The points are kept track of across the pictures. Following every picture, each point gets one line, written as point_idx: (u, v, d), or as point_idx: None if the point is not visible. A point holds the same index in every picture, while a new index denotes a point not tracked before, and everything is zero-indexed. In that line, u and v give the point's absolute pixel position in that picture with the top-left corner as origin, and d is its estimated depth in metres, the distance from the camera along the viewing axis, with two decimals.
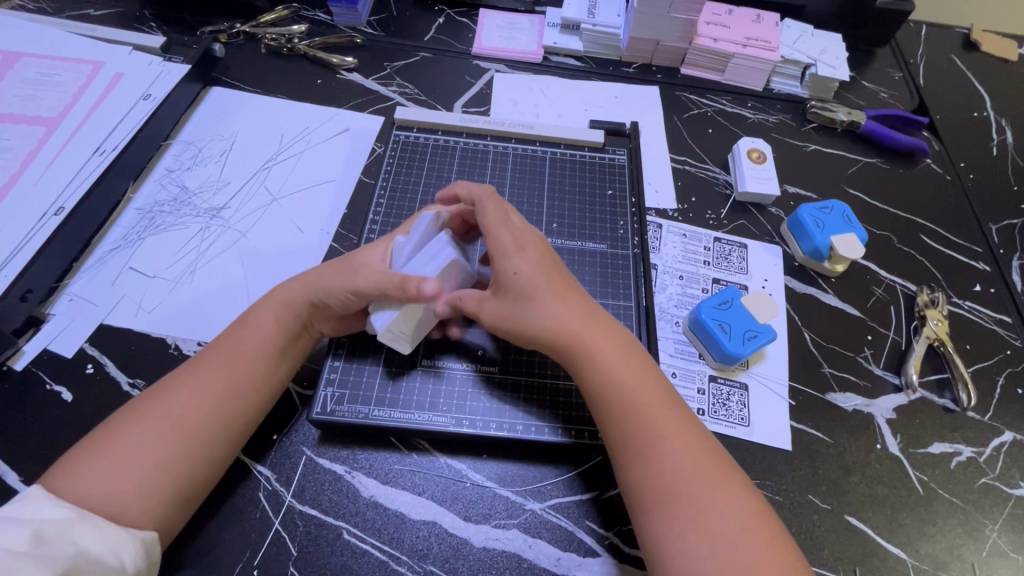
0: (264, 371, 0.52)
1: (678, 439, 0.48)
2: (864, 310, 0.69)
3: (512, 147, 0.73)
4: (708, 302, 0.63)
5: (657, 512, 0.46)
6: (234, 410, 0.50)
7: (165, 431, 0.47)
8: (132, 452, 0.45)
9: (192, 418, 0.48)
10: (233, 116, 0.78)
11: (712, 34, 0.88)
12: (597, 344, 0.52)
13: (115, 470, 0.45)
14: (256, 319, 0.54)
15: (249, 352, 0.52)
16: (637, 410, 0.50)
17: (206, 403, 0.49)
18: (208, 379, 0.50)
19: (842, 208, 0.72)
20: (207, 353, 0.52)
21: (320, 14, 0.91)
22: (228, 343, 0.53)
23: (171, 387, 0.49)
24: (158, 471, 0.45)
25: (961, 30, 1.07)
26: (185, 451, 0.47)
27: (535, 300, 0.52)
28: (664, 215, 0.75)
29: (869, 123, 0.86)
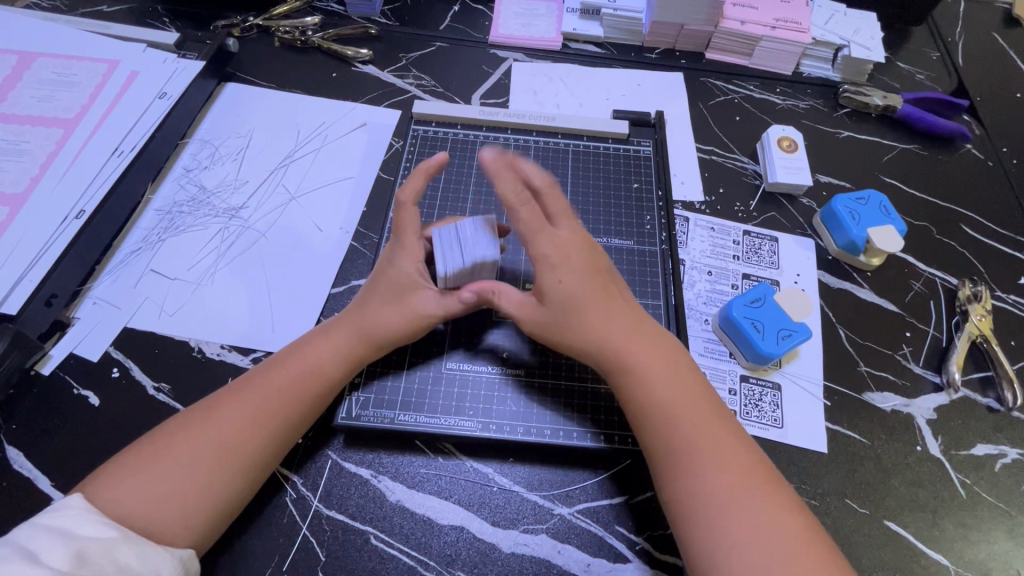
0: (314, 402, 0.51)
1: (716, 445, 0.47)
2: (902, 305, 0.67)
3: (533, 141, 0.71)
4: (739, 299, 0.61)
5: (690, 518, 0.45)
6: (281, 439, 0.49)
7: (214, 458, 0.46)
8: (179, 474, 0.45)
9: (240, 445, 0.47)
10: (249, 113, 0.77)
11: (739, 17, 0.84)
12: (630, 355, 0.51)
13: (162, 491, 0.44)
14: (311, 344, 0.53)
15: (302, 381, 0.51)
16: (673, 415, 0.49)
17: (255, 431, 0.48)
18: (259, 406, 0.49)
19: (879, 198, 0.69)
20: (258, 375, 0.51)
21: (333, 4, 0.89)
22: (280, 367, 0.51)
23: (221, 408, 0.49)
24: (203, 496, 0.45)
25: (1003, 5, 1.01)
26: (231, 479, 0.47)
27: (571, 315, 0.51)
28: (691, 208, 0.72)
29: (905, 107, 0.82)
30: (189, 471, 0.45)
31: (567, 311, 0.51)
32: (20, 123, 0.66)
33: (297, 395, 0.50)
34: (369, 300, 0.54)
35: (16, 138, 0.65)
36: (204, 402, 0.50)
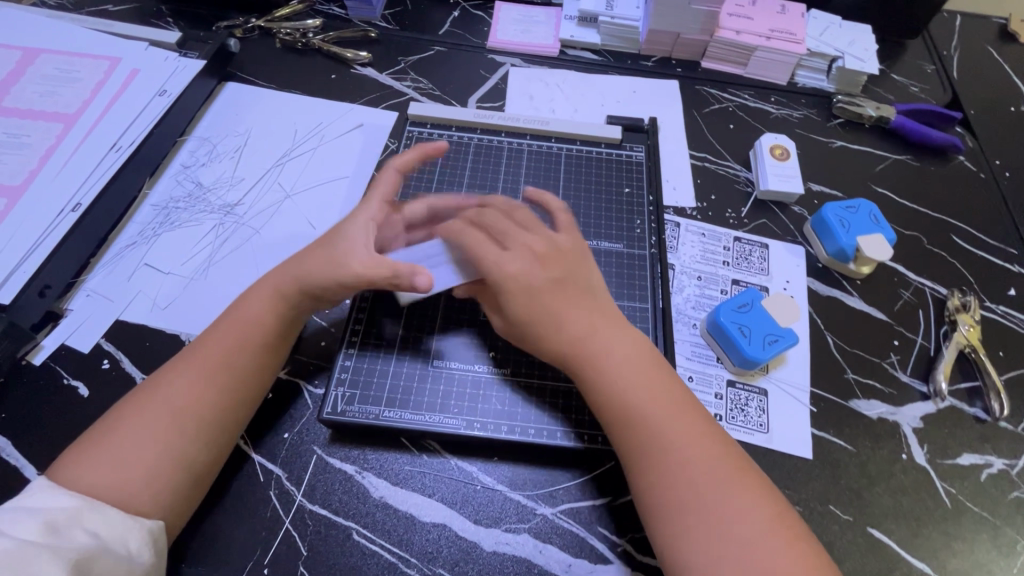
0: (259, 352, 0.51)
1: (655, 394, 0.49)
2: (890, 314, 0.67)
3: (526, 144, 0.72)
4: (727, 304, 0.61)
5: (648, 465, 0.47)
6: (232, 391, 0.50)
7: (170, 417, 0.47)
8: (138, 439, 0.46)
9: (194, 404, 0.48)
10: (248, 112, 0.78)
11: (735, 27, 0.85)
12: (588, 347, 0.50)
13: (124, 457, 0.45)
14: (249, 302, 0.53)
15: (242, 333, 0.51)
16: (609, 370, 0.49)
17: (205, 385, 0.48)
18: (206, 362, 0.49)
19: (869, 207, 0.70)
20: (201, 338, 0.51)
21: (335, 8, 0.91)
22: (220, 324, 0.52)
23: (171, 371, 0.49)
24: (166, 458, 0.46)
25: (998, 21, 1.02)
26: (190, 437, 0.47)
27: (526, 315, 0.51)
28: (682, 213, 0.73)
29: (898, 118, 0.83)
30: (147, 434, 0.46)
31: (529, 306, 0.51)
32: (21, 117, 0.67)
33: (240, 345, 0.51)
34: (301, 253, 0.54)
35: (17, 131, 0.66)
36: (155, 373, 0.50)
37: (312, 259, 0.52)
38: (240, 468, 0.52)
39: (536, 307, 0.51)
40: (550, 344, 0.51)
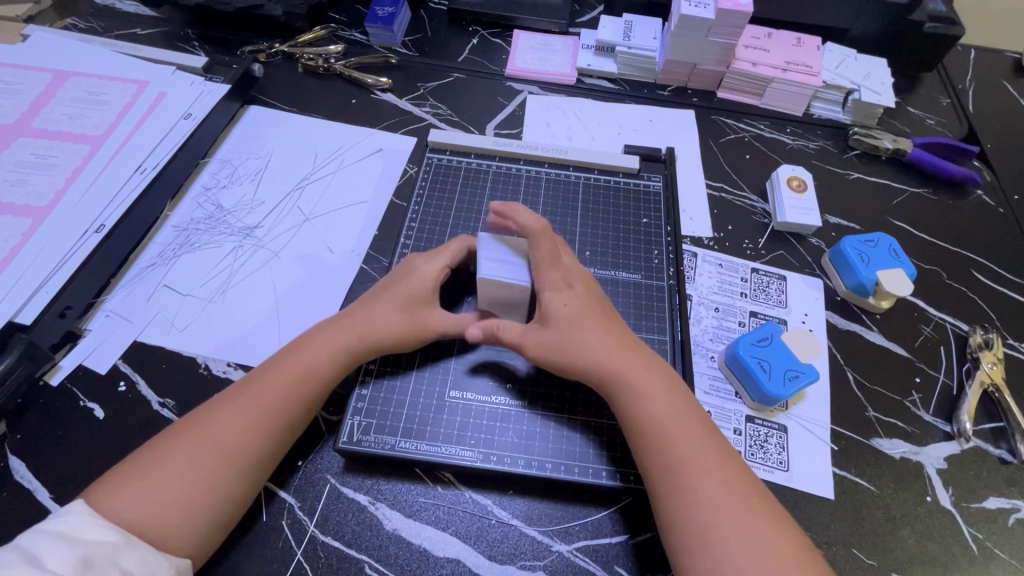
0: (308, 401, 0.51)
1: (690, 429, 0.49)
2: (911, 350, 0.66)
3: (544, 171, 0.72)
4: (746, 338, 0.60)
5: (679, 495, 0.46)
6: (276, 438, 0.49)
7: (211, 459, 0.46)
8: (176, 477, 0.45)
9: (237, 448, 0.47)
10: (270, 135, 0.79)
11: (751, 59, 0.86)
12: (631, 373, 0.51)
13: (161, 494, 0.44)
14: (307, 343, 0.53)
15: (294, 380, 0.51)
16: (652, 405, 0.50)
17: (251, 431, 0.48)
18: (254, 405, 0.49)
19: (888, 241, 0.69)
20: (252, 378, 0.51)
21: (356, 34, 0.93)
22: (272, 366, 0.52)
23: (219, 409, 0.49)
24: (200, 500, 0.45)
25: (1012, 55, 1.03)
26: (231, 478, 0.47)
27: (570, 336, 0.53)
28: (699, 243, 0.73)
29: (915, 152, 0.83)
30: (187, 473, 0.45)
31: (567, 331, 0.53)
32: (50, 138, 0.69)
33: (289, 392, 0.50)
34: (373, 307, 0.55)
35: (45, 152, 0.68)
36: (200, 407, 0.50)
37: (383, 315, 0.54)
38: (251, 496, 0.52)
39: (580, 330, 0.53)
40: (591, 367, 0.52)
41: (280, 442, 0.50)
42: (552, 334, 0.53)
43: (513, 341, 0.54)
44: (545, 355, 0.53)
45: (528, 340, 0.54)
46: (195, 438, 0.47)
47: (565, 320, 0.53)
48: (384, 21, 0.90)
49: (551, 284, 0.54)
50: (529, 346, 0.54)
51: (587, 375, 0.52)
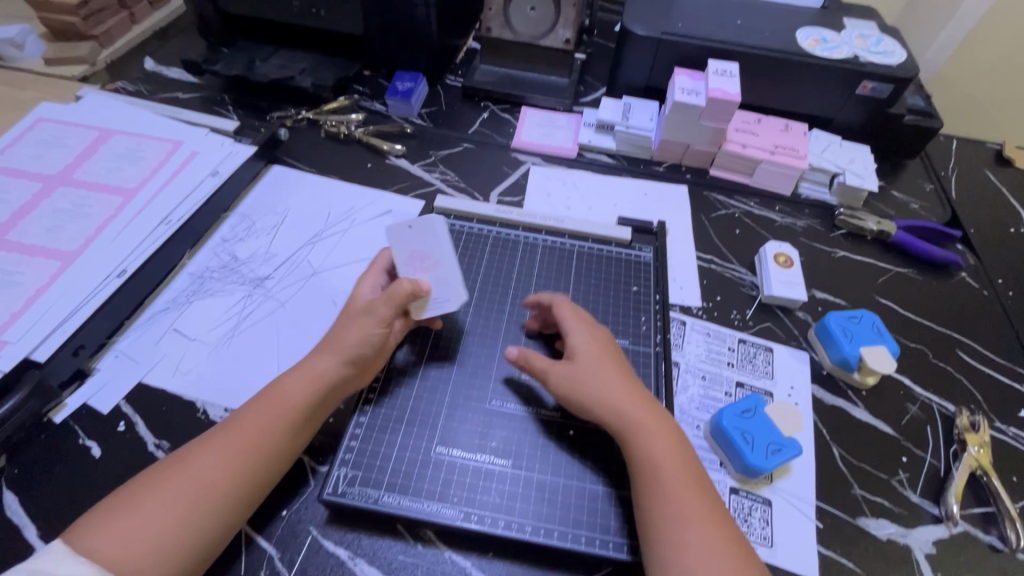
0: (289, 436, 0.53)
1: (681, 471, 0.52)
2: (898, 428, 0.67)
3: (541, 238, 0.76)
4: (730, 408, 0.62)
5: (663, 535, 0.49)
6: (261, 475, 0.51)
7: (194, 496, 0.48)
8: (158, 515, 0.47)
9: (218, 486, 0.49)
10: (289, 194, 0.85)
11: (741, 141, 0.92)
12: (633, 414, 0.55)
13: (141, 532, 0.46)
14: (288, 378, 0.56)
15: (278, 414, 0.53)
16: (644, 445, 0.53)
17: (235, 467, 0.50)
18: (239, 442, 0.51)
19: (871, 318, 0.71)
20: (236, 415, 0.54)
21: (377, 104, 1.02)
22: (258, 401, 0.54)
23: (207, 446, 0.51)
24: (179, 536, 0.47)
25: (993, 146, 1.09)
26: (207, 515, 0.48)
27: (594, 372, 0.57)
28: (688, 312, 0.75)
29: (899, 233, 0.86)
30: (169, 510, 0.47)
31: (593, 366, 0.58)
32: (86, 189, 0.75)
33: (274, 426, 0.53)
34: (340, 333, 0.58)
35: (81, 201, 0.73)
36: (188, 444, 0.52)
37: (358, 330, 0.58)
38: (233, 543, 0.52)
39: (599, 370, 0.58)
40: (605, 402, 0.56)
41: (260, 478, 0.51)
42: (575, 368, 0.58)
43: (540, 369, 0.59)
44: (564, 388, 0.58)
45: (555, 371, 0.58)
46: (177, 476, 0.49)
47: (590, 356, 0.59)
48: (403, 94, 0.98)
49: (580, 327, 0.61)
50: (556, 374, 0.58)
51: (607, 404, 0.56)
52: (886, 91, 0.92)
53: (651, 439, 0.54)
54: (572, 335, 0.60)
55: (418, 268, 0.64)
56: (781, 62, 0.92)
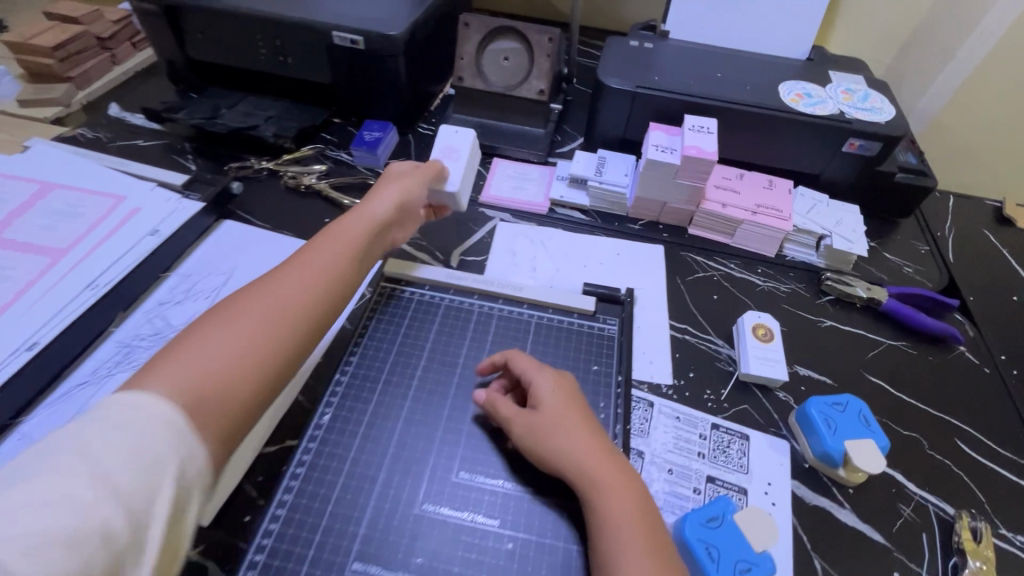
0: (336, 288, 0.57)
1: (645, 534, 0.49)
2: (889, 536, 0.59)
3: (498, 307, 0.71)
4: (694, 515, 0.55)
5: None
6: (312, 327, 0.53)
7: (251, 329, 0.49)
8: (219, 357, 0.46)
9: (276, 328, 0.50)
10: (237, 251, 0.80)
11: (720, 199, 0.87)
12: (598, 468, 0.52)
13: (208, 378, 0.44)
14: (325, 241, 0.61)
15: (320, 262, 0.58)
16: (608, 513, 0.50)
17: (282, 314, 0.51)
18: (287, 292, 0.53)
19: (858, 406, 0.65)
20: (276, 278, 0.55)
21: (343, 154, 0.99)
22: (286, 266, 0.56)
23: (244, 302, 0.51)
24: (242, 369, 0.46)
25: (992, 203, 1.03)
26: (267, 354, 0.48)
27: (554, 426, 0.55)
28: (656, 390, 0.69)
29: (890, 302, 0.80)
30: (221, 355, 0.46)
31: (556, 418, 0.55)
32: (14, 249, 0.70)
33: (318, 261, 0.58)
34: (359, 220, 0.65)
35: (5, 263, 0.69)
36: (211, 312, 0.50)
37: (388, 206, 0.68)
38: None
39: (563, 424, 0.55)
40: (568, 457, 0.53)
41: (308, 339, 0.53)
42: (535, 420, 0.55)
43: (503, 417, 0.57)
44: (524, 441, 0.55)
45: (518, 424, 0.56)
46: (228, 320, 0.49)
47: (552, 408, 0.56)
48: (368, 145, 0.95)
49: (546, 377, 0.59)
50: (517, 424, 0.56)
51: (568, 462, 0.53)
52: (874, 149, 0.87)
53: (616, 496, 0.51)
54: (538, 385, 0.58)
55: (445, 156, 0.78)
56: (762, 117, 0.88)
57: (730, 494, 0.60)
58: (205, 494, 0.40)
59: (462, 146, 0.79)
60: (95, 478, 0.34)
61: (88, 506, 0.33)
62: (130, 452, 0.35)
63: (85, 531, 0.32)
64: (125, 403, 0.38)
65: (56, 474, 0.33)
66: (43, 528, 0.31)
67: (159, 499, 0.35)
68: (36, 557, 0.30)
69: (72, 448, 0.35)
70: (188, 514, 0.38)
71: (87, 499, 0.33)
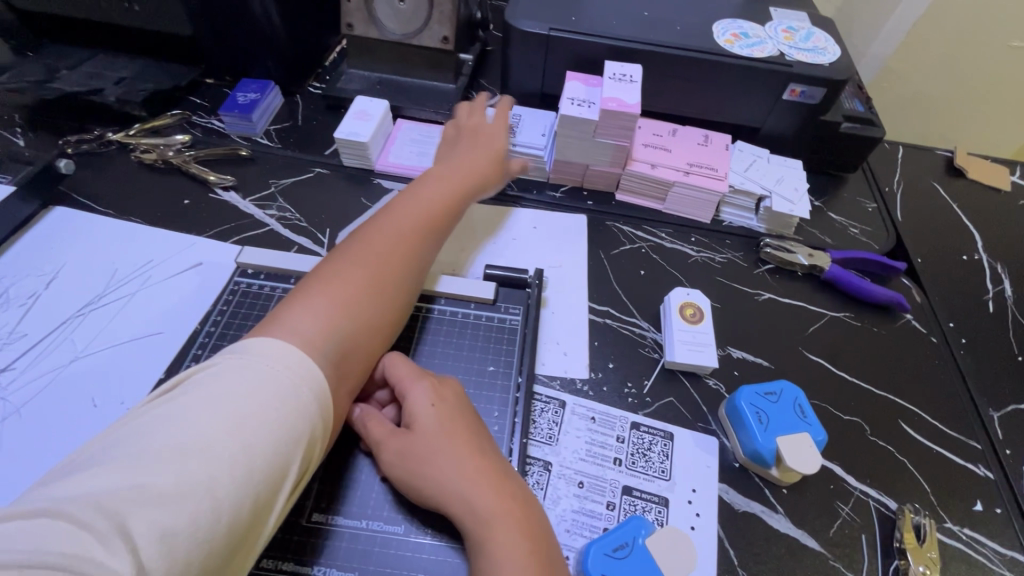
0: (427, 252, 0.56)
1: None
2: (826, 541, 0.52)
3: (437, 309, 0.60)
4: (600, 543, 0.47)
5: None
6: (413, 285, 0.54)
7: (362, 290, 0.48)
8: (338, 316, 0.45)
9: (380, 292, 0.50)
10: (66, 244, 0.66)
11: (649, 159, 0.76)
12: (479, 503, 0.41)
13: (340, 339, 0.44)
14: (407, 198, 0.59)
15: (423, 222, 0.57)
16: (489, 569, 0.39)
17: (388, 279, 0.51)
18: (392, 249, 0.53)
19: (793, 393, 0.57)
20: (370, 240, 0.53)
21: (214, 121, 0.83)
22: (387, 222, 0.55)
23: (353, 259, 0.50)
24: (358, 331, 0.46)
25: (943, 153, 0.96)
26: (379, 319, 0.49)
27: (430, 451, 0.43)
28: (570, 387, 0.59)
29: (833, 269, 0.72)
30: (342, 313, 0.46)
31: (433, 439, 0.44)
32: None
33: (423, 215, 0.57)
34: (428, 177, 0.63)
35: None
36: (321, 266, 0.50)
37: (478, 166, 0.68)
38: None
39: (439, 449, 0.43)
40: (448, 493, 0.42)
41: (404, 307, 0.53)
42: (407, 447, 0.44)
43: (375, 443, 0.46)
44: (396, 472, 0.44)
45: (391, 450, 0.45)
46: (333, 283, 0.47)
47: (428, 429, 0.44)
48: (239, 109, 0.79)
49: (423, 387, 0.47)
50: (387, 451, 0.45)
51: (443, 497, 0.42)
52: (818, 96, 0.77)
53: (506, 541, 0.40)
54: (411, 399, 0.46)
55: (359, 115, 0.79)
56: (693, 62, 0.77)
57: (648, 508, 0.52)
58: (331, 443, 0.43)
59: (377, 112, 0.79)
60: (234, 447, 0.34)
61: (229, 472, 0.33)
62: (263, 415, 0.36)
63: (228, 491, 0.33)
64: (261, 365, 0.38)
65: (203, 437, 0.34)
66: (202, 486, 0.32)
67: (283, 467, 0.36)
68: (196, 512, 0.31)
69: (209, 413, 0.35)
70: (313, 465, 0.40)
71: (228, 463, 0.34)
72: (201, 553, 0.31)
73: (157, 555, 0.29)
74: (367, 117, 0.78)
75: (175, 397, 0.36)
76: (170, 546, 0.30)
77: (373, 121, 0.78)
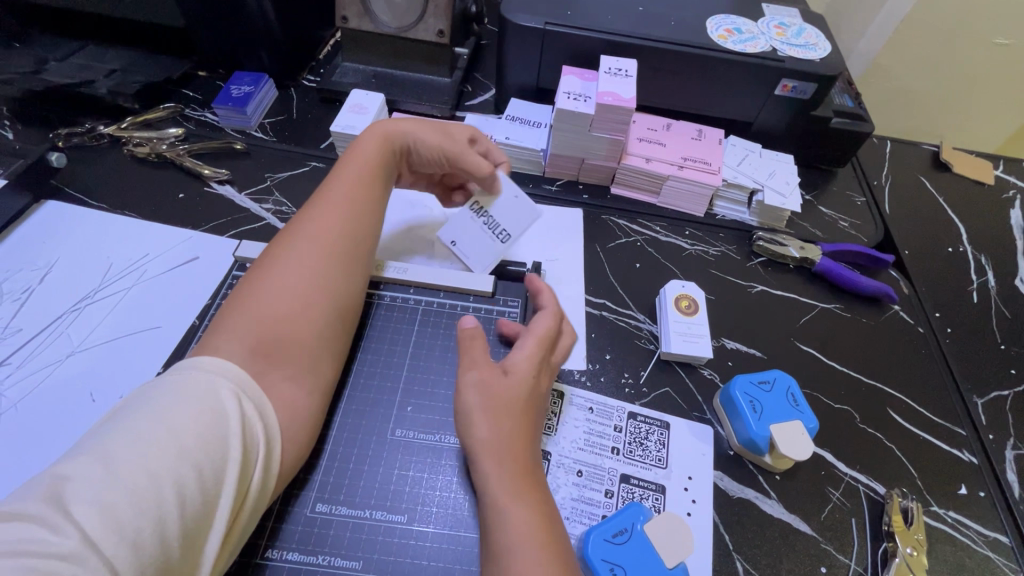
0: (356, 233, 0.54)
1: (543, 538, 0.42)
2: (818, 525, 0.54)
3: (389, 296, 0.61)
4: (600, 530, 0.48)
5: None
6: (341, 265, 0.52)
7: (272, 289, 0.47)
8: (244, 322, 0.45)
9: (303, 284, 0.48)
10: (59, 239, 0.66)
11: (644, 153, 0.77)
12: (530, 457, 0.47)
13: (248, 340, 0.44)
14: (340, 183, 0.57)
15: (345, 206, 0.55)
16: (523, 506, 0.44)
17: (307, 271, 0.49)
18: (305, 240, 0.51)
19: (786, 383, 0.58)
20: (291, 237, 0.52)
21: (207, 115, 0.83)
22: (318, 210, 0.54)
23: (270, 259, 0.50)
24: (272, 327, 0.45)
25: (929, 148, 0.98)
26: (305, 308, 0.48)
27: (529, 397, 0.49)
28: (568, 378, 0.60)
29: (824, 261, 0.73)
30: (248, 316, 0.45)
31: (531, 390, 0.49)
32: None
33: (347, 200, 0.55)
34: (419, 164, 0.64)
35: None
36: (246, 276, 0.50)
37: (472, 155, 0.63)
38: None
39: (531, 397, 0.49)
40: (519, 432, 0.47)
41: (338, 290, 0.51)
42: (509, 381, 0.49)
43: (472, 365, 0.49)
44: (479, 394, 0.48)
45: (489, 378, 0.49)
46: (248, 292, 0.48)
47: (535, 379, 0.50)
48: (233, 102, 0.79)
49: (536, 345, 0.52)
50: (480, 378, 0.49)
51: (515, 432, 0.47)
52: (809, 91, 0.79)
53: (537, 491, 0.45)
54: (523, 351, 0.51)
55: (355, 109, 0.78)
56: (687, 58, 0.77)
57: (646, 495, 0.53)
58: (283, 438, 0.43)
59: (373, 106, 0.79)
60: (162, 434, 0.35)
61: (160, 454, 0.34)
62: (182, 406, 0.37)
63: (165, 471, 0.33)
64: (175, 375, 0.39)
65: (127, 434, 0.34)
66: (133, 469, 0.32)
67: (222, 441, 0.36)
68: (132, 489, 0.32)
69: (130, 416, 0.36)
70: (257, 460, 0.40)
71: (160, 455, 0.34)
72: (148, 525, 0.31)
73: (102, 529, 0.30)
74: (364, 111, 0.78)
75: (110, 414, 0.37)
76: (108, 520, 0.30)
77: (371, 115, 0.78)
